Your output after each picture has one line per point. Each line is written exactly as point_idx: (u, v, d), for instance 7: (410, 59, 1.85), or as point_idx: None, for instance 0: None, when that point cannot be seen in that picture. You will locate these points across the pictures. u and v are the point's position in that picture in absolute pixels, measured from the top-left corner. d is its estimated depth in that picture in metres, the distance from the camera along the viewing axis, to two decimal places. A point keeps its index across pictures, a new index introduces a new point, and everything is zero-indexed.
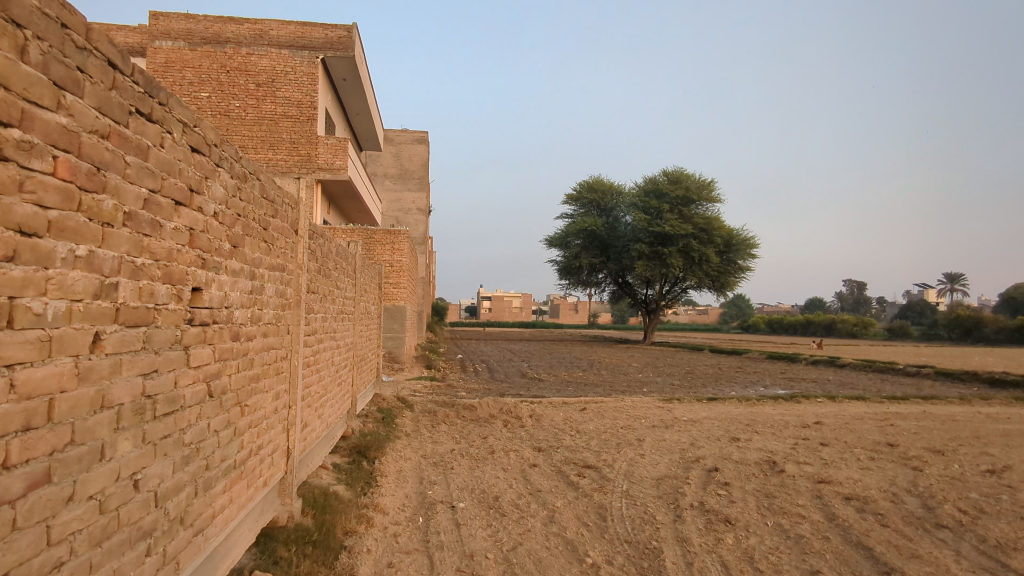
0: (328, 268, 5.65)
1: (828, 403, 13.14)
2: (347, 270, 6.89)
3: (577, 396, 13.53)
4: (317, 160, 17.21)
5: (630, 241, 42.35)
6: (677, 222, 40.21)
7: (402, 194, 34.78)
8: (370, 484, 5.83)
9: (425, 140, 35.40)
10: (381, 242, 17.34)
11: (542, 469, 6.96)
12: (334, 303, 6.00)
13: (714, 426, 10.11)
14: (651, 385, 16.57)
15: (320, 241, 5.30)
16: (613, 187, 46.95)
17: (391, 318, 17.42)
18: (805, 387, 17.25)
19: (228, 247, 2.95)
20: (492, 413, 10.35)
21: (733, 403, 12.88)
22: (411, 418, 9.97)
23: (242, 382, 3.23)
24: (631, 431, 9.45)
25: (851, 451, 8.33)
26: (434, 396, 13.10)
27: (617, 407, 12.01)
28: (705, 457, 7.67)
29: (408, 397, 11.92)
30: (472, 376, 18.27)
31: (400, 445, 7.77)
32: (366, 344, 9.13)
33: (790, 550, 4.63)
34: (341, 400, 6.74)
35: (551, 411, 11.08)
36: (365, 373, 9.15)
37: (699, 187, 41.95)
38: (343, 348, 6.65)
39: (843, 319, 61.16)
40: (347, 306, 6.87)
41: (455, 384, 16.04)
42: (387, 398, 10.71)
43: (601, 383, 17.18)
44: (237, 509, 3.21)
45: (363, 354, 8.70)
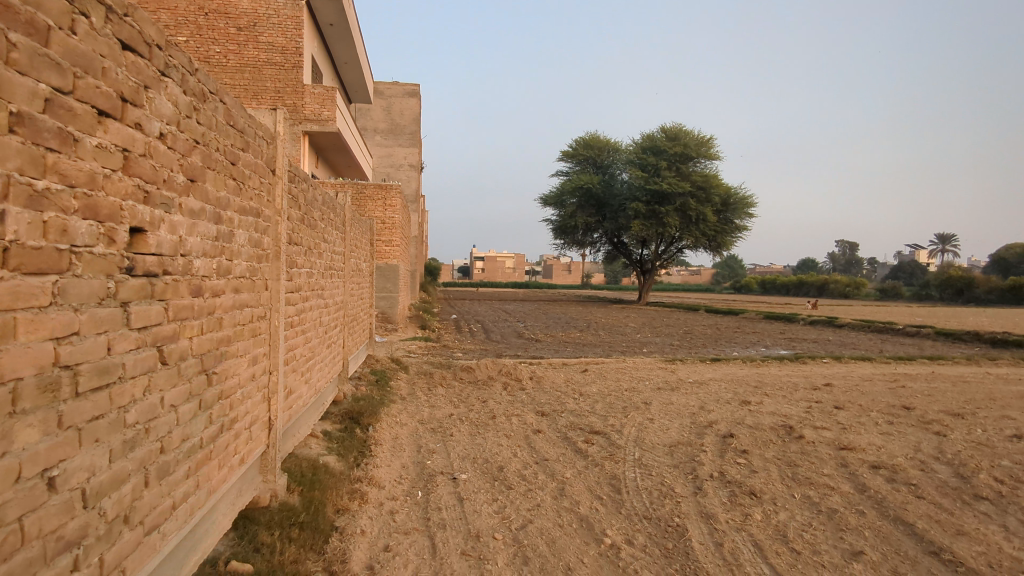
0: (313, 218, 5.08)
1: (834, 364, 12.78)
2: (335, 221, 6.31)
3: (577, 357, 13.13)
4: (305, 111, 16.54)
5: (627, 199, 41.63)
6: (674, 180, 39.45)
7: (394, 150, 33.78)
8: (363, 454, 5.38)
9: (417, 93, 34.24)
10: (372, 197, 16.68)
11: (547, 436, 6.54)
12: (320, 258, 5.45)
13: (722, 388, 9.73)
14: (651, 346, 16.21)
15: (303, 185, 4.71)
16: (610, 144, 45.93)
17: (384, 277, 16.86)
18: (807, 347, 16.94)
19: (183, 181, 2.38)
20: (491, 375, 9.92)
21: (737, 364, 12.51)
22: (406, 380, 9.52)
23: (208, 346, 2.71)
24: (636, 394, 9.05)
25: (868, 414, 7.97)
26: (429, 357, 12.67)
27: (620, 368, 11.61)
28: (718, 422, 7.28)
29: (402, 358, 11.47)
30: (468, 336, 17.84)
31: (395, 410, 7.32)
32: (357, 304, 8.61)
33: (824, 527, 4.23)
34: (331, 363, 6.26)
35: (551, 372, 10.66)
36: (357, 334, 8.66)
37: (697, 144, 41.06)
38: (332, 308, 6.14)
39: (838, 279, 60.99)
40: (336, 261, 6.32)
41: (451, 344, 15.60)
42: (380, 360, 10.26)
43: (600, 343, 16.79)
44: (207, 495, 2.73)
45: (354, 314, 8.19)
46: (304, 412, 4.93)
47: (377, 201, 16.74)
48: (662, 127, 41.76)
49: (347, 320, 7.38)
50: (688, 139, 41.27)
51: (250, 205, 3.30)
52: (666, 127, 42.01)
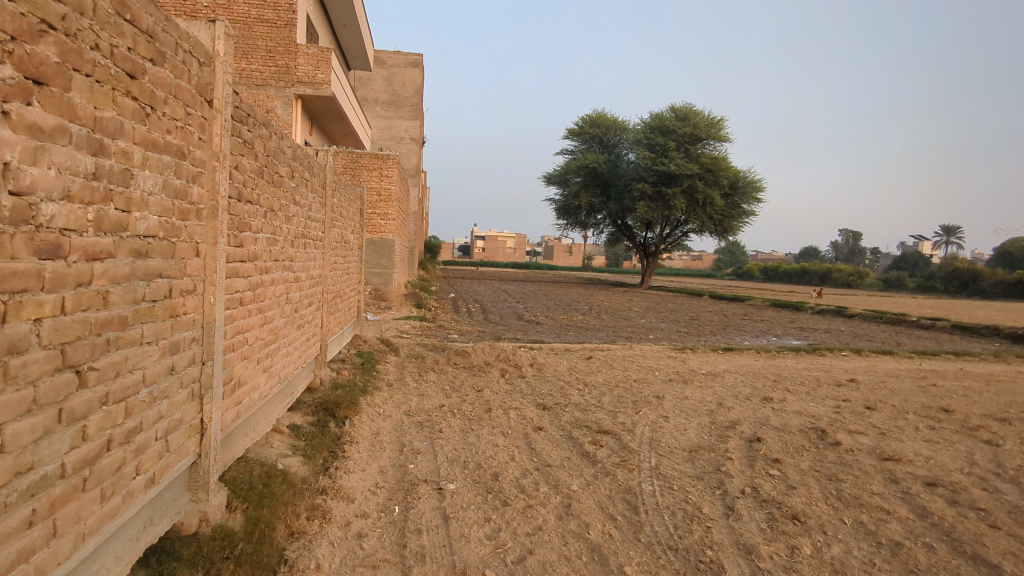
0: (277, 173, 4.22)
1: (854, 357, 12.00)
2: (312, 183, 5.46)
3: (580, 343, 12.36)
4: (297, 73, 15.64)
5: (633, 180, 40.59)
6: (682, 161, 38.42)
7: (395, 122, 32.69)
8: (334, 454, 4.58)
9: (420, 64, 33.08)
10: (368, 166, 15.94)
11: (549, 435, 5.75)
12: (289, 224, 4.60)
13: (738, 381, 8.95)
14: (658, 332, 15.39)
15: (263, 130, 3.84)
16: (617, 122, 44.81)
17: (378, 251, 16.00)
18: (820, 337, 16.16)
19: (10, 78, 1.54)
20: (488, 360, 9.13)
21: (751, 354, 11.72)
22: (394, 364, 8.70)
23: (82, 330, 1.90)
24: (646, 386, 8.28)
25: (905, 417, 7.17)
26: (423, 338, 11.86)
27: (626, 356, 10.80)
28: (741, 422, 6.49)
29: (393, 339, 10.67)
30: (465, 317, 17.02)
31: (379, 398, 6.53)
32: (343, 279, 7.77)
33: (890, 567, 3.45)
34: (304, 347, 5.44)
35: (553, 359, 9.85)
36: (341, 313, 7.84)
37: (707, 125, 39.93)
38: (306, 283, 5.31)
39: (843, 268, 60.04)
40: (312, 229, 5.48)
41: (447, 325, 14.78)
42: (368, 341, 9.45)
43: (603, 328, 15.97)
44: (79, 541, 1.93)
45: (337, 291, 7.35)
46: (262, 408, 4.11)
47: (372, 170, 15.99)
48: (672, 106, 40.61)
49: (327, 298, 6.54)
50: (698, 119, 40.13)
51: (167, 139, 2.44)
52: (675, 107, 40.85)
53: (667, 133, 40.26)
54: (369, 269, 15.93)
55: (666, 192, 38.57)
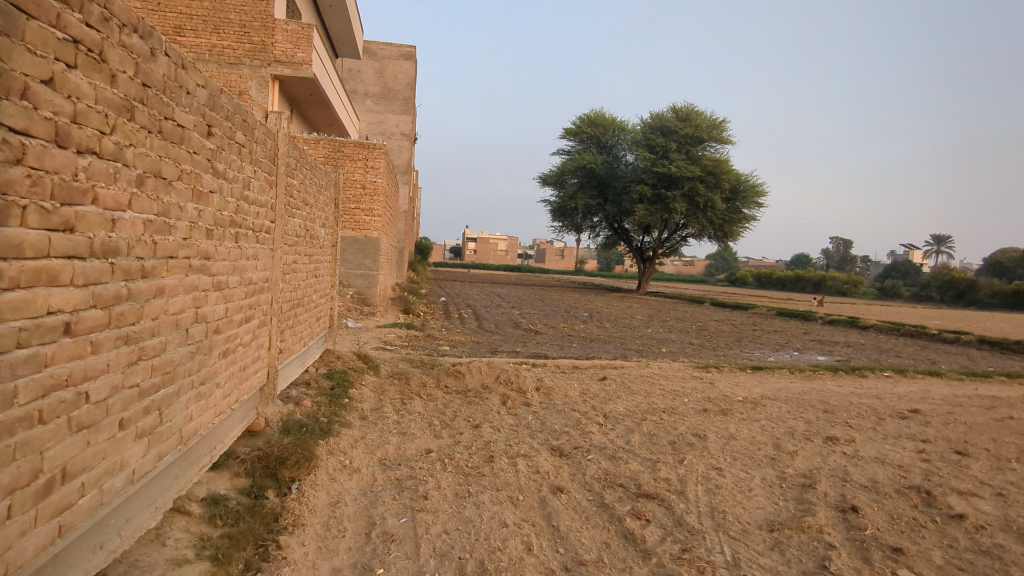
0: (171, 120, 2.67)
1: (898, 379, 10.56)
2: (251, 150, 3.91)
3: (588, 358, 10.85)
4: (275, 51, 14.09)
5: (632, 181, 39.21)
6: (683, 163, 37.08)
7: (386, 116, 31.10)
8: (264, 551, 3.03)
9: (413, 56, 31.51)
10: (351, 156, 14.37)
11: (574, 501, 4.22)
12: (198, 202, 3.05)
13: (784, 412, 7.47)
14: (670, 346, 13.90)
15: (133, 38, 2.30)
16: (615, 122, 43.49)
17: (362, 251, 14.43)
18: (845, 352, 14.75)
19: None
20: (486, 383, 7.60)
21: (783, 375, 10.25)
22: (371, 389, 7.13)
23: None
24: (678, 419, 6.79)
25: (1011, 468, 5.69)
26: (409, 351, 10.31)
27: (644, 377, 9.29)
28: (816, 478, 5.00)
29: (373, 354, 9.10)
30: (456, 324, 15.46)
31: (346, 443, 4.99)
32: (306, 281, 6.20)
33: None
34: (237, 382, 3.89)
35: (562, 381, 8.32)
36: (305, 326, 6.30)
37: (708, 126, 38.62)
38: (236, 291, 3.75)
39: (839, 276, 58.94)
40: (250, 215, 3.94)
41: (437, 334, 13.21)
42: (342, 357, 7.88)
43: (609, 340, 14.45)
44: None
45: (297, 299, 5.80)
46: (137, 494, 2.53)
47: (356, 160, 14.43)
48: (673, 107, 39.29)
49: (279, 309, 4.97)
50: (700, 121, 38.81)
51: None
52: (676, 107, 39.56)
53: (668, 134, 38.93)
54: (351, 271, 14.35)
55: (666, 195, 37.20)
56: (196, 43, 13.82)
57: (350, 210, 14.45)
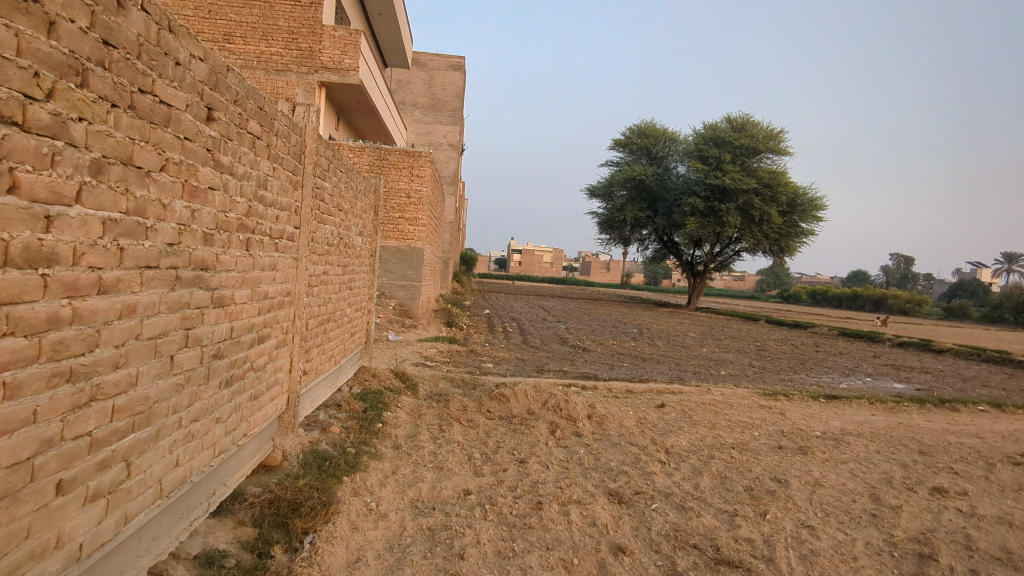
0: (151, 94, 2.13)
1: (997, 414, 9.35)
2: (268, 144, 3.37)
3: (641, 381, 10.03)
4: (322, 57, 13.88)
5: (683, 194, 38.05)
6: (738, 174, 35.70)
7: (434, 127, 30.97)
8: None
9: (462, 67, 31.34)
10: (396, 164, 13.99)
11: (640, 568, 3.49)
12: (192, 200, 2.50)
13: (874, 452, 6.51)
14: (729, 368, 12.93)
15: None
16: (666, 133, 42.42)
17: (405, 261, 14.00)
18: (925, 380, 13.43)
19: None
20: (532, 408, 6.91)
21: (863, 405, 9.19)
22: (407, 412, 6.54)
23: None
24: (752, 458, 5.95)
25: None
26: (451, 369, 9.73)
27: (706, 404, 8.44)
28: (934, 544, 4.12)
29: (412, 371, 8.55)
30: (501, 340, 14.84)
31: (373, 480, 4.39)
32: (339, 294, 5.67)
33: None
34: (245, 413, 3.34)
35: (615, 408, 7.56)
36: (337, 344, 5.77)
37: (765, 136, 37.18)
38: (246, 308, 3.20)
39: (902, 294, 55.87)
40: (266, 220, 3.40)
41: (481, 350, 12.61)
42: (378, 376, 7.35)
43: (662, 360, 13.55)
44: None
45: (327, 314, 5.27)
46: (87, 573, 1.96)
47: (401, 168, 14.04)
48: (727, 117, 38.03)
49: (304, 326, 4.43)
50: (756, 131, 37.42)
51: None
52: (731, 117, 38.30)
53: (721, 144, 37.68)
54: (393, 282, 13.93)
55: (720, 208, 35.92)
56: (245, 50, 13.81)
57: (394, 219, 14.05)
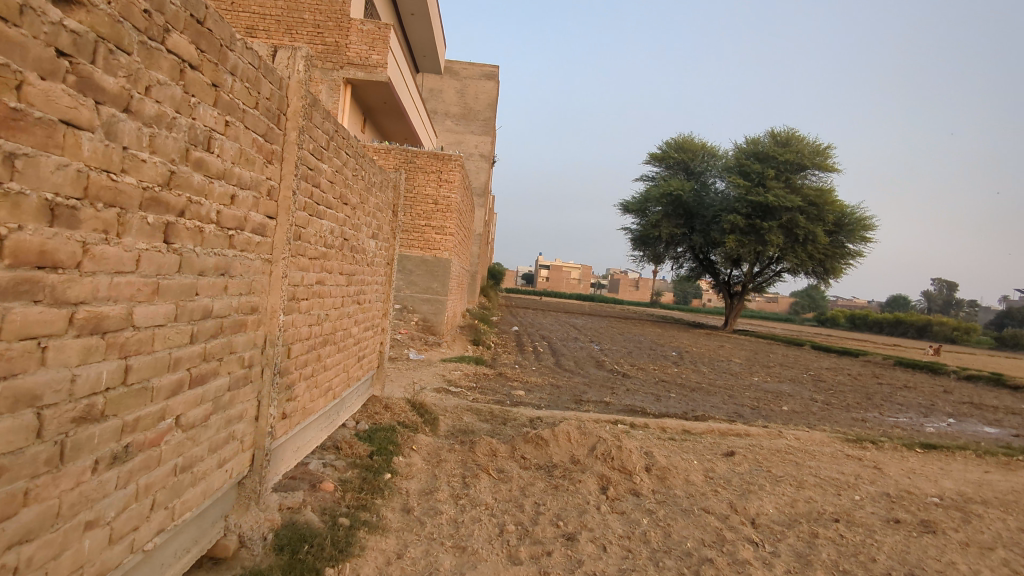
0: None
1: None
2: (212, 80, 2.19)
3: (696, 418, 8.66)
4: (348, 52, 12.91)
5: (723, 211, 36.44)
6: (782, 191, 34.04)
7: (465, 137, 30.03)
8: None
9: (495, 76, 30.40)
10: (424, 167, 12.90)
11: None
12: (5, 136, 1.32)
13: (1018, 531, 5.07)
14: (791, 403, 11.42)
15: None
16: (705, 147, 40.95)
17: (430, 273, 12.88)
18: (1016, 423, 11.73)
19: None
20: (577, 456, 5.63)
21: (968, 458, 7.68)
22: (423, 457, 5.31)
23: None
24: (865, 539, 4.57)
25: None
26: (477, 397, 8.48)
27: (781, 452, 7.03)
28: None
29: (432, 401, 7.34)
30: (532, 361, 13.57)
31: (368, 569, 3.15)
32: (340, 310, 4.49)
33: None
34: (166, 497, 2.14)
35: (676, 456, 6.23)
36: (336, 373, 4.58)
37: (811, 153, 35.42)
38: (163, 335, 2.01)
39: (952, 322, 52.94)
40: (206, 197, 2.21)
41: (510, 373, 11.36)
42: (391, 409, 6.17)
43: (713, 390, 12.12)
44: None
45: (322, 337, 4.07)
46: None
47: (429, 172, 12.94)
48: (770, 131, 36.39)
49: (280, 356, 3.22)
50: (801, 146, 35.67)
51: None
52: (774, 132, 36.65)
53: (764, 160, 36.04)
54: (417, 295, 12.82)
55: (762, 226, 34.23)
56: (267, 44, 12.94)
57: (420, 228, 12.94)
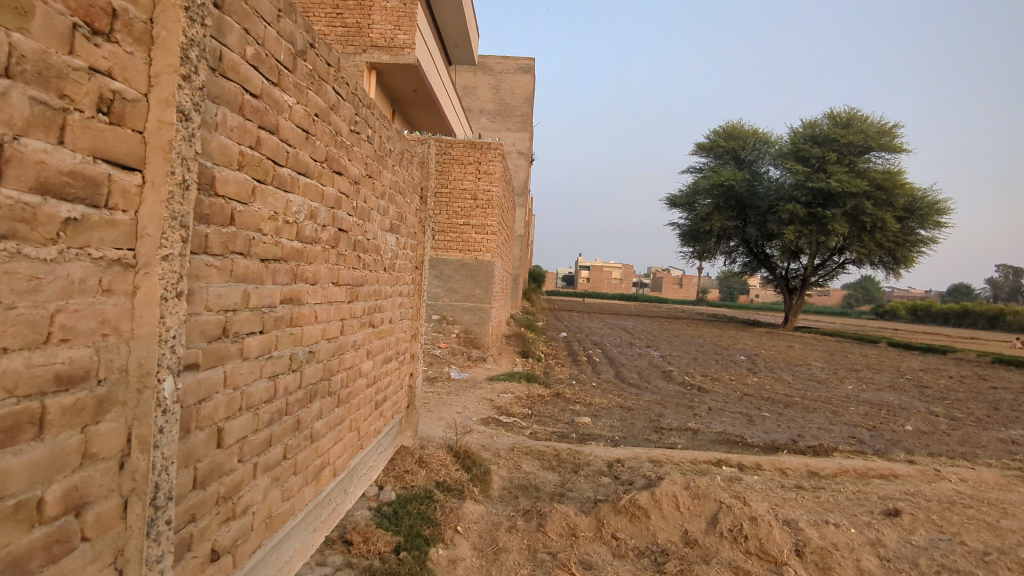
0: None
1: None
2: None
3: (813, 451, 6.80)
4: (371, 34, 11.47)
5: (779, 200, 33.93)
6: (846, 176, 31.37)
7: (502, 134, 28.59)
8: None
9: (531, 68, 28.72)
10: (460, 159, 11.37)
11: None
12: None
13: None
14: (914, 422, 9.35)
15: None
16: (757, 134, 38.46)
17: (471, 278, 11.29)
18: None
19: None
20: (690, 535, 3.92)
21: None
22: (473, 543, 3.69)
23: None
24: None
25: None
26: (535, 431, 6.82)
27: (956, 504, 5.15)
28: None
29: (480, 443, 5.72)
30: (590, 375, 11.85)
31: None
32: (340, 341, 2.92)
33: None
34: None
35: (822, 521, 4.45)
36: (337, 439, 2.99)
37: (877, 132, 32.56)
38: None
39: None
40: None
41: (569, 392, 9.66)
42: (427, 465, 4.58)
43: (810, 407, 10.16)
44: None
45: (304, 391, 2.49)
46: None
47: (465, 164, 11.38)
48: (829, 112, 33.75)
49: (187, 453, 1.65)
50: (865, 126, 32.88)
51: None
52: (834, 113, 33.97)
53: (824, 143, 33.40)
54: (457, 303, 11.26)
55: (824, 214, 31.60)
56: None
57: (458, 227, 11.39)
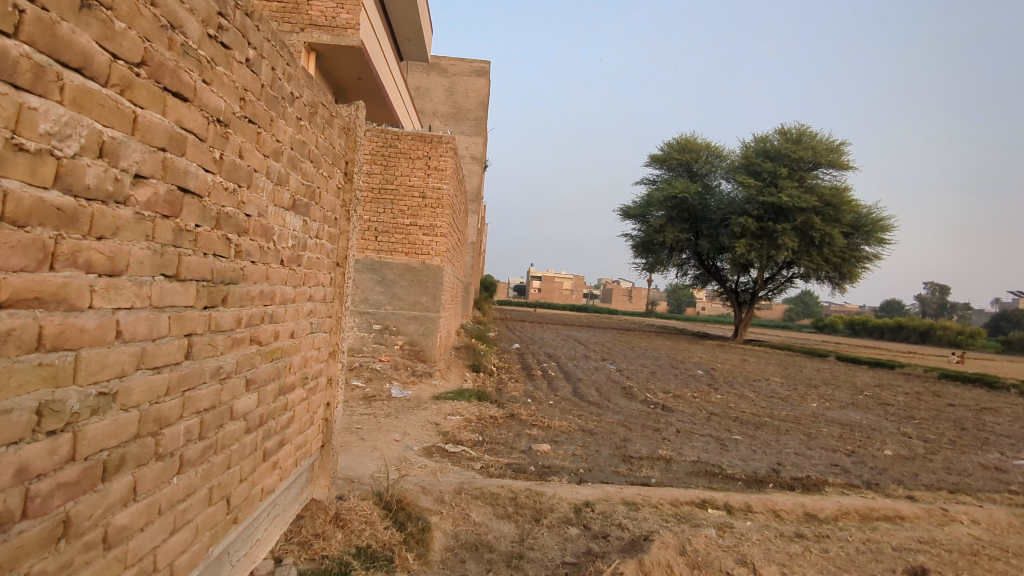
0: None
1: None
2: None
3: (800, 484, 6.02)
4: (310, 11, 10.25)
5: (731, 213, 34.02)
6: (796, 191, 31.70)
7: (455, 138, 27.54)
8: None
9: (487, 72, 27.83)
10: (407, 152, 10.27)
11: None
12: None
13: None
14: (890, 445, 8.77)
15: None
16: (710, 147, 38.71)
17: (418, 285, 10.19)
18: None
19: None
20: None
21: None
22: None
23: None
24: None
25: None
26: (487, 463, 5.79)
27: (982, 556, 4.40)
28: None
29: (421, 486, 4.65)
30: (546, 392, 10.92)
31: None
32: (184, 372, 1.83)
33: None
34: None
35: None
36: (181, 526, 1.89)
37: (826, 149, 33.12)
38: None
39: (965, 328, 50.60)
40: None
41: (525, 412, 8.68)
42: (347, 523, 3.48)
43: (780, 428, 9.49)
44: None
45: (87, 466, 1.40)
46: None
47: (413, 158, 10.28)
48: (780, 128, 34.18)
49: None
50: (814, 143, 33.36)
51: None
52: (784, 129, 34.39)
53: (775, 158, 33.71)
54: (402, 312, 10.13)
55: (775, 228, 31.83)
56: None
57: (404, 227, 10.28)
